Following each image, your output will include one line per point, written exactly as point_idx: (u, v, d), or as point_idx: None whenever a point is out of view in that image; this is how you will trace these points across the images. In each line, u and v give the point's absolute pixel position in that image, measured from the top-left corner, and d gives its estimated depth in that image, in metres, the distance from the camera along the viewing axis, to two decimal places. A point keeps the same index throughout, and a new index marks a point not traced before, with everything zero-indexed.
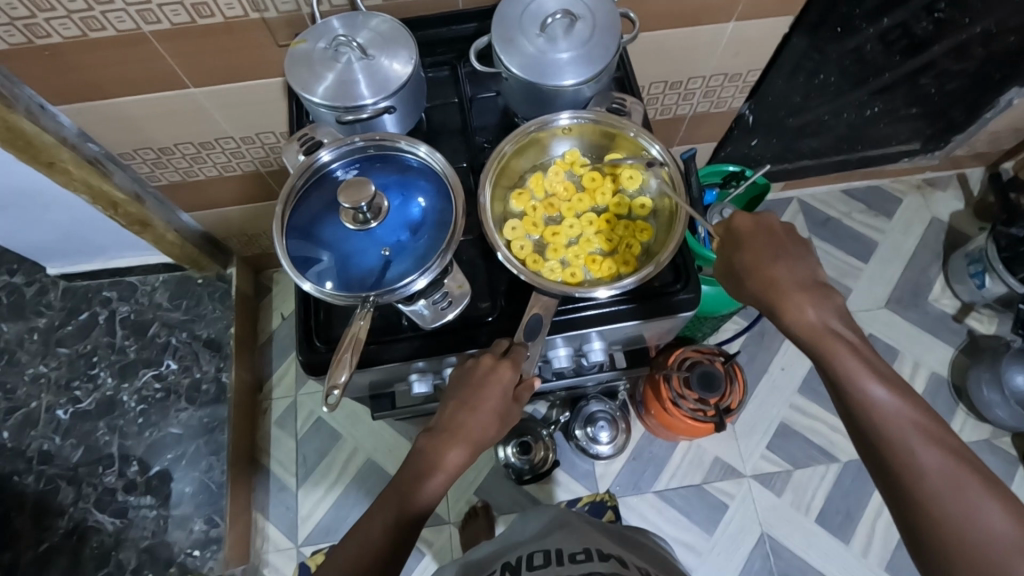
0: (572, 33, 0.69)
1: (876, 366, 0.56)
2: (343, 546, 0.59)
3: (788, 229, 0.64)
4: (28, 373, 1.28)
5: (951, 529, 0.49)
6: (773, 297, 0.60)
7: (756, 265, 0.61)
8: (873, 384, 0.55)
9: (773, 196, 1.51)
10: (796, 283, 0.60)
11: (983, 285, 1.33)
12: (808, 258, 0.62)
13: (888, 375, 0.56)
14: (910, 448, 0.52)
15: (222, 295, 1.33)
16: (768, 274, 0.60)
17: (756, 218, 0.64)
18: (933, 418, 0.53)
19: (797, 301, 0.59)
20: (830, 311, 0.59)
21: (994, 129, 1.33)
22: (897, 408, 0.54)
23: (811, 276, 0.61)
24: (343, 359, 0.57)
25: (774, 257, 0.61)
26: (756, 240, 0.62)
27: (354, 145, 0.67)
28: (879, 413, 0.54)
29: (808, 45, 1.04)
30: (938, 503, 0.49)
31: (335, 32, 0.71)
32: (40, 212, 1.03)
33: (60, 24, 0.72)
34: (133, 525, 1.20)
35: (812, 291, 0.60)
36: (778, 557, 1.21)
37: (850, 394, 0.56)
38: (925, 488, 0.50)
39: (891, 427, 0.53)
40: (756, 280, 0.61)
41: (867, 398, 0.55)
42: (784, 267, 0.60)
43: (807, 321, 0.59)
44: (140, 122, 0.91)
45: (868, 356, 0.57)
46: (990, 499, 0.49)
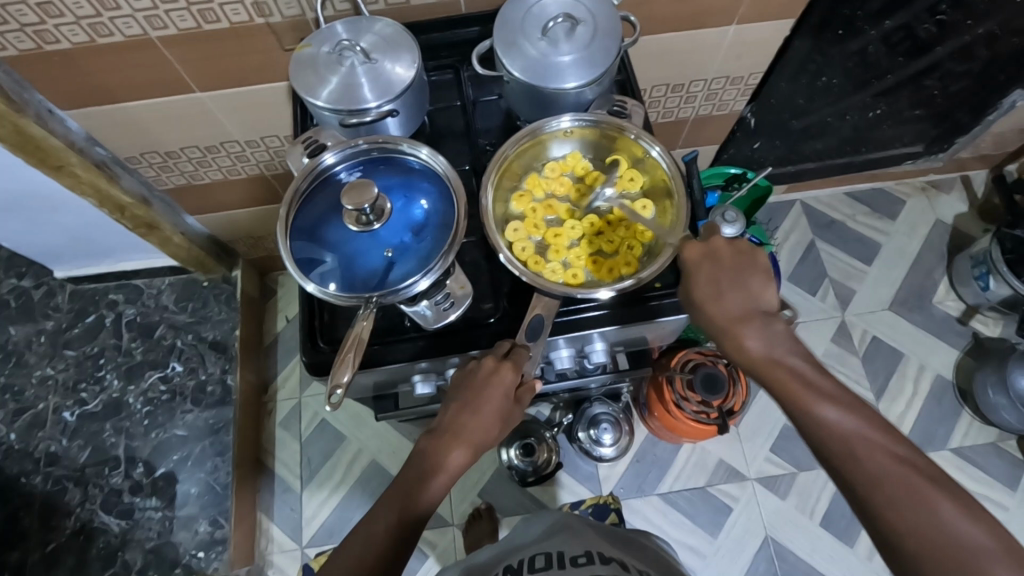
0: (573, 36, 0.69)
1: (823, 388, 0.57)
2: (345, 547, 0.59)
3: (735, 251, 0.64)
4: (35, 375, 1.29)
5: (916, 537, 0.48)
6: (720, 333, 0.62)
7: (701, 299, 0.63)
8: (821, 404, 0.56)
9: (776, 199, 1.51)
10: (737, 315, 0.61)
11: (987, 287, 1.32)
12: (753, 285, 0.63)
13: (835, 394, 0.56)
14: (864, 462, 0.52)
15: (228, 297, 1.34)
16: (711, 313, 0.62)
17: (705, 246, 0.64)
18: (883, 429, 0.53)
19: (737, 335, 0.61)
20: (772, 339, 0.61)
21: (998, 130, 1.32)
22: (850, 425, 0.54)
23: (753, 305, 0.62)
24: (346, 359, 0.58)
25: (720, 289, 0.62)
26: (702, 271, 0.63)
27: (357, 147, 0.68)
28: (832, 432, 0.54)
29: (810, 47, 1.04)
30: (899, 514, 0.49)
31: (339, 36, 0.72)
32: (48, 215, 1.04)
33: (69, 29, 0.73)
34: (138, 526, 1.21)
35: (754, 322, 0.61)
36: (783, 560, 1.21)
37: (803, 417, 0.56)
38: (884, 500, 0.50)
39: (843, 445, 0.53)
40: (701, 316, 0.63)
41: (818, 418, 0.55)
42: (727, 300, 0.62)
43: (750, 352, 0.60)
44: (147, 126, 0.92)
45: (814, 378, 0.58)
46: (947, 501, 0.48)
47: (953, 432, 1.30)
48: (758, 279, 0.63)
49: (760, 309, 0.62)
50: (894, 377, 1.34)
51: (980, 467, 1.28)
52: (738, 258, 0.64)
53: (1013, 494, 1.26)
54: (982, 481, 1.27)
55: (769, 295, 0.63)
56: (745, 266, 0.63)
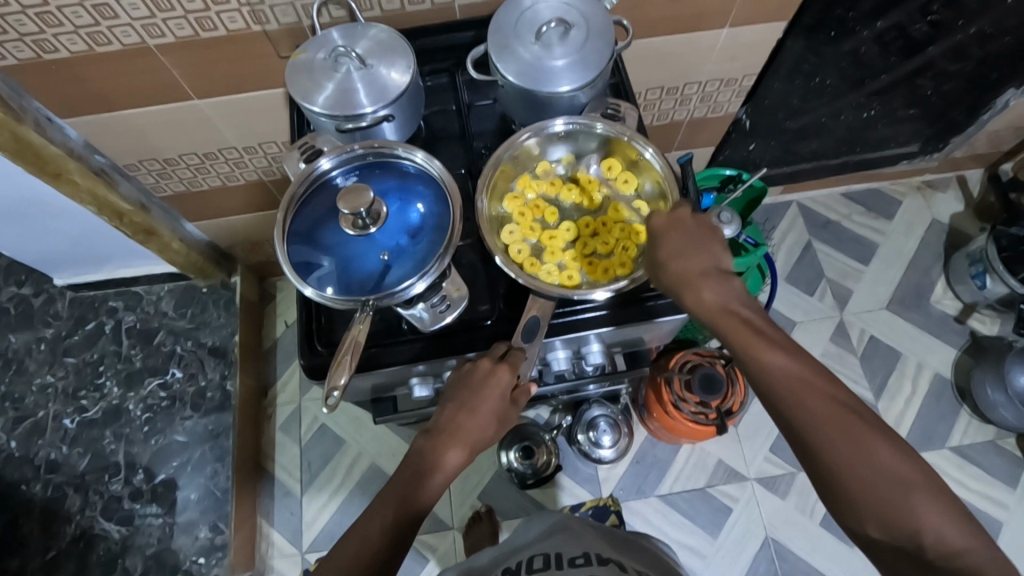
0: (566, 40, 0.70)
1: (772, 337, 0.56)
2: (341, 547, 0.59)
3: (698, 221, 0.62)
4: (35, 383, 1.29)
5: (854, 478, 0.49)
6: (681, 288, 0.60)
7: (665, 257, 0.61)
8: (768, 351, 0.54)
9: (772, 200, 1.52)
10: (697, 271, 0.59)
11: (984, 285, 1.33)
12: (713, 249, 0.61)
13: (781, 341, 0.55)
14: (806, 406, 0.51)
15: (227, 303, 1.35)
16: (675, 271, 0.60)
17: (670, 213, 0.63)
18: (824, 373, 0.53)
19: (697, 291, 0.59)
20: (728, 292, 0.59)
21: (992, 129, 1.33)
22: (792, 369, 0.53)
23: (713, 265, 0.60)
24: (343, 362, 0.58)
25: (682, 250, 0.60)
26: (670, 238, 0.61)
27: (353, 152, 0.69)
28: (775, 377, 0.53)
29: (803, 48, 1.05)
30: (839, 456, 0.49)
31: (335, 42, 0.72)
32: (48, 223, 1.05)
33: (67, 38, 0.74)
34: (139, 532, 1.21)
35: (713, 279, 0.59)
36: (784, 560, 1.21)
37: (751, 363, 0.55)
38: (825, 443, 0.50)
39: (787, 390, 0.53)
40: (665, 278, 0.61)
41: (764, 364, 0.54)
42: (686, 255, 0.60)
43: (706, 304, 0.58)
44: (145, 134, 0.92)
45: (765, 328, 0.57)
46: (882, 442, 0.49)
47: (951, 430, 1.30)
48: (715, 241, 0.61)
49: (717, 266, 0.60)
50: (892, 376, 1.35)
51: (980, 466, 1.28)
52: (699, 225, 0.62)
53: (1012, 492, 1.26)
54: (982, 479, 1.27)
55: (723, 256, 0.61)
56: (703, 232, 0.62)
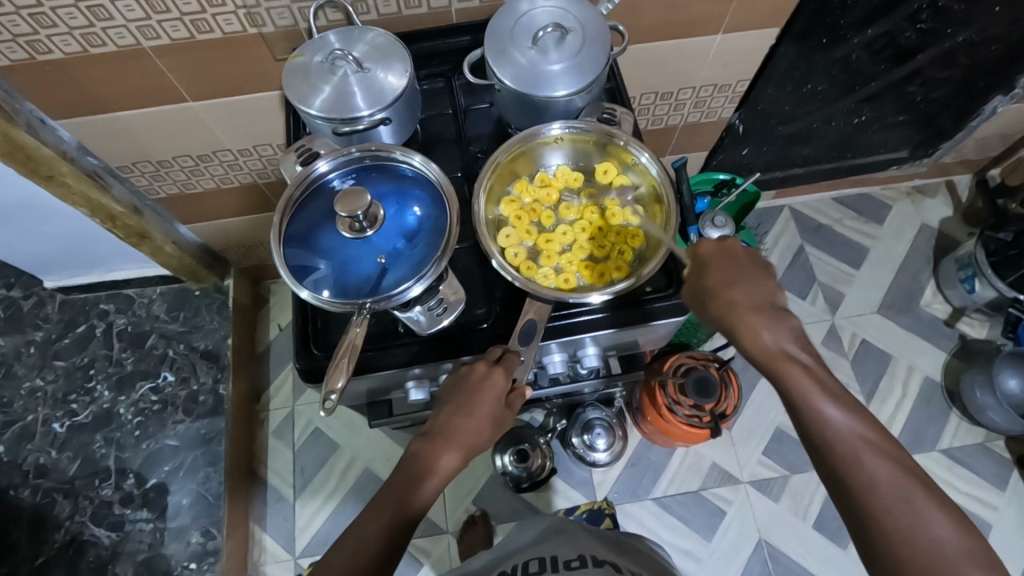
0: (563, 45, 0.70)
1: (828, 386, 0.57)
2: (336, 550, 0.58)
3: (749, 254, 0.64)
4: (24, 387, 1.28)
5: (906, 543, 0.49)
6: (731, 318, 0.60)
7: (716, 285, 0.62)
8: (824, 403, 0.56)
9: (765, 205, 1.53)
10: (752, 305, 0.60)
11: (972, 289, 1.34)
12: (766, 283, 0.62)
13: (838, 393, 0.57)
14: (862, 463, 0.52)
15: (220, 305, 1.34)
16: (727, 297, 0.61)
17: (720, 243, 0.64)
18: (883, 434, 0.54)
19: (751, 323, 0.60)
20: (786, 333, 0.59)
21: (980, 135, 1.35)
22: (849, 426, 0.54)
23: (769, 300, 0.61)
24: (340, 365, 0.58)
25: (734, 280, 0.62)
26: (715, 266, 0.63)
27: (350, 155, 0.68)
28: (832, 431, 0.55)
29: (796, 55, 1.06)
30: (892, 517, 0.50)
31: (332, 46, 0.72)
32: (39, 225, 1.04)
33: (61, 40, 0.74)
34: (129, 538, 1.20)
35: (768, 313, 0.60)
36: (777, 563, 1.22)
37: (804, 413, 0.56)
38: (876, 503, 0.51)
39: (843, 445, 0.54)
40: (716, 302, 0.61)
41: (820, 416, 0.55)
42: (741, 289, 0.61)
43: (763, 343, 0.59)
44: (139, 135, 0.92)
45: (822, 376, 0.58)
46: (938, 510, 0.50)
47: (941, 433, 1.32)
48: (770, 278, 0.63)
49: (773, 304, 0.61)
50: (884, 380, 1.36)
51: (969, 468, 1.29)
52: (751, 258, 0.64)
53: (1002, 493, 1.27)
54: (972, 481, 1.28)
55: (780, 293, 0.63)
56: (756, 265, 0.63)
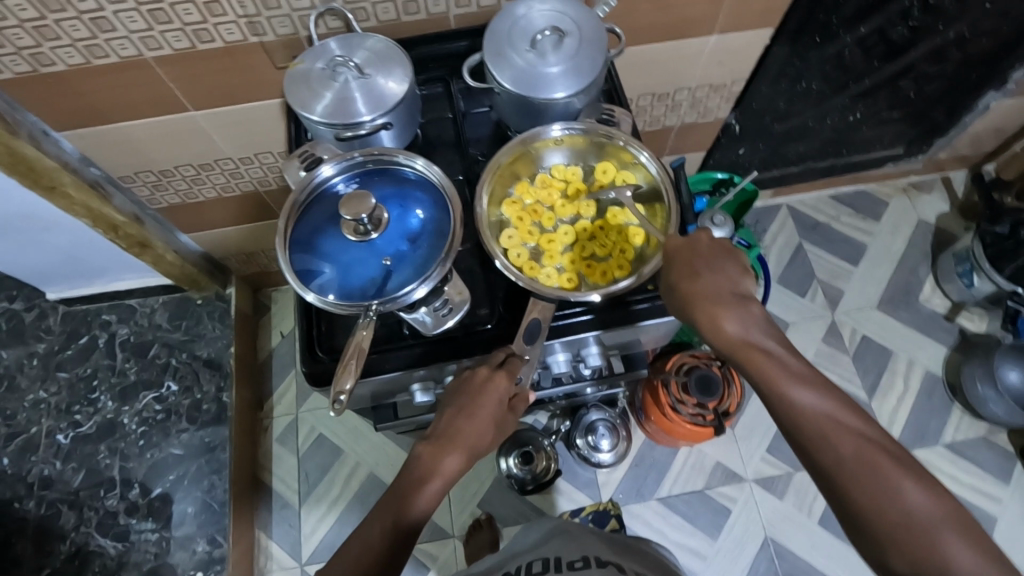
0: (560, 48, 0.71)
1: (794, 370, 0.57)
2: (342, 552, 0.59)
3: (713, 241, 0.64)
4: (28, 398, 1.28)
5: (883, 519, 0.49)
6: (695, 311, 0.60)
7: (675, 280, 0.62)
8: (793, 388, 0.56)
9: (762, 203, 1.54)
10: (714, 297, 0.60)
11: (971, 283, 1.35)
12: (731, 273, 0.62)
13: (804, 374, 0.56)
14: (833, 443, 0.52)
15: (222, 314, 1.34)
16: (690, 289, 0.60)
17: (687, 237, 0.64)
18: (853, 411, 0.54)
19: (716, 316, 0.60)
20: (749, 322, 0.60)
21: (974, 130, 1.36)
22: (817, 406, 0.54)
23: (731, 289, 0.61)
24: (348, 367, 0.58)
25: (699, 271, 0.61)
26: (679, 257, 0.62)
27: (353, 159, 0.69)
28: (801, 414, 0.55)
29: (789, 54, 1.07)
30: (867, 493, 0.50)
31: (333, 53, 0.73)
32: (42, 236, 1.04)
33: (64, 51, 0.74)
34: (134, 548, 1.19)
35: (732, 305, 0.60)
36: (783, 560, 1.22)
37: (773, 399, 0.56)
38: (850, 482, 0.51)
39: (813, 427, 0.54)
40: (678, 296, 0.62)
41: (788, 400, 0.55)
42: (705, 280, 0.61)
43: (727, 334, 0.60)
44: (142, 145, 0.92)
45: (789, 362, 0.58)
46: (913, 482, 0.49)
47: (943, 427, 1.32)
48: (734, 266, 0.63)
49: (737, 293, 0.61)
50: (885, 375, 1.36)
51: (972, 462, 1.30)
52: (714, 248, 0.63)
53: (1006, 486, 1.27)
54: (975, 474, 1.28)
55: (746, 282, 0.63)
56: (721, 253, 0.63)
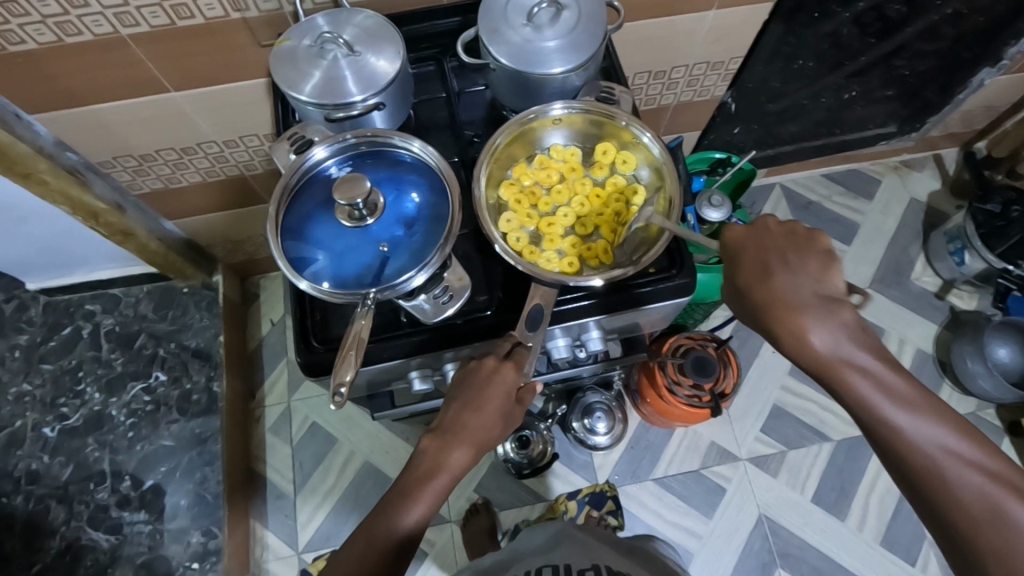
0: (557, 22, 0.69)
1: (892, 388, 0.51)
2: (348, 546, 0.60)
3: (786, 231, 0.58)
4: (11, 392, 1.24)
5: (1004, 565, 0.44)
6: (771, 316, 0.55)
7: (747, 281, 0.57)
8: (893, 409, 0.50)
9: (755, 183, 1.53)
10: (794, 302, 0.55)
11: (962, 261, 1.36)
12: (813, 270, 0.56)
13: (905, 394, 0.51)
14: (946, 477, 0.48)
15: (210, 302, 1.32)
16: (763, 292, 0.56)
17: (750, 225, 0.59)
18: (968, 438, 0.48)
19: (797, 326, 0.54)
20: (838, 333, 0.53)
21: (967, 107, 1.35)
22: (922, 432, 0.49)
23: (816, 292, 0.55)
24: (348, 358, 0.56)
25: (773, 270, 0.56)
26: (747, 253, 0.58)
27: (345, 142, 0.66)
28: (903, 439, 0.49)
29: (786, 31, 1.05)
30: (985, 533, 0.45)
31: (320, 29, 0.70)
32: (19, 225, 1.01)
33: (34, 29, 0.71)
34: (127, 541, 1.17)
35: (816, 311, 0.54)
36: (778, 538, 1.23)
37: (872, 424, 0.51)
38: (969, 523, 0.46)
39: (920, 456, 0.49)
40: (755, 300, 0.56)
41: (889, 426, 0.50)
42: (785, 282, 0.55)
43: (813, 349, 0.54)
44: (122, 128, 0.89)
45: (889, 383, 0.51)
46: None
47: None
48: (815, 260, 0.56)
49: (827, 297, 0.55)
50: None
51: None
52: (789, 240, 0.58)
53: None
54: None
55: (834, 279, 0.56)
56: (796, 247, 0.57)
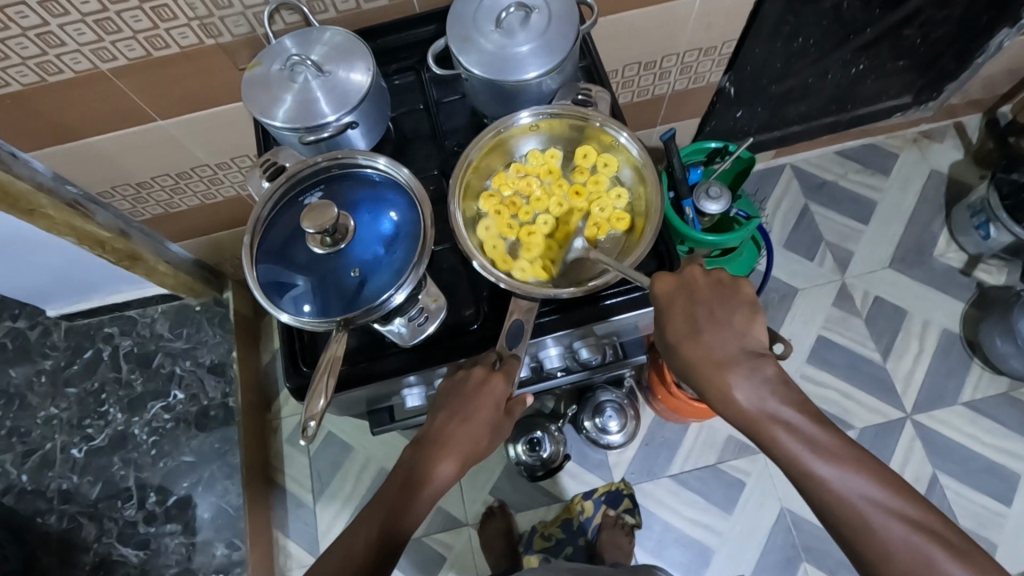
0: (528, 25, 0.67)
1: (816, 440, 0.53)
2: (330, 554, 0.61)
3: (712, 281, 0.59)
4: (39, 416, 1.28)
5: None
6: (699, 376, 0.56)
7: (673, 337, 0.58)
8: (819, 463, 0.52)
9: (765, 165, 1.48)
10: (722, 360, 0.56)
11: (988, 235, 1.29)
12: (736, 322, 0.57)
13: (827, 444, 0.52)
14: (874, 531, 0.49)
15: (221, 319, 1.34)
16: (689, 349, 0.57)
17: (678, 278, 0.59)
18: (888, 487, 0.50)
19: (723, 385, 0.55)
20: (762, 388, 0.55)
21: (987, 72, 1.29)
22: (846, 484, 0.51)
23: (739, 347, 0.56)
24: (320, 385, 0.56)
25: (697, 325, 0.57)
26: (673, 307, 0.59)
27: (316, 166, 0.66)
28: (831, 494, 0.51)
29: (783, 9, 1.01)
30: None
31: (290, 51, 0.70)
32: (30, 258, 1.04)
33: (17, 71, 0.72)
34: (157, 555, 1.21)
35: (740, 367, 0.55)
36: (801, 530, 1.20)
37: (802, 481, 0.52)
38: None
39: (848, 511, 0.50)
40: (683, 359, 0.57)
41: (818, 482, 0.51)
42: (710, 338, 0.56)
43: (739, 406, 0.55)
44: (114, 158, 0.90)
45: (812, 433, 0.53)
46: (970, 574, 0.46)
47: (962, 386, 1.28)
48: (740, 311, 0.58)
49: (749, 350, 0.56)
50: (900, 336, 1.32)
51: (993, 419, 1.26)
52: (714, 290, 0.58)
53: None
54: (996, 432, 1.25)
55: (755, 331, 0.57)
56: (723, 298, 0.58)
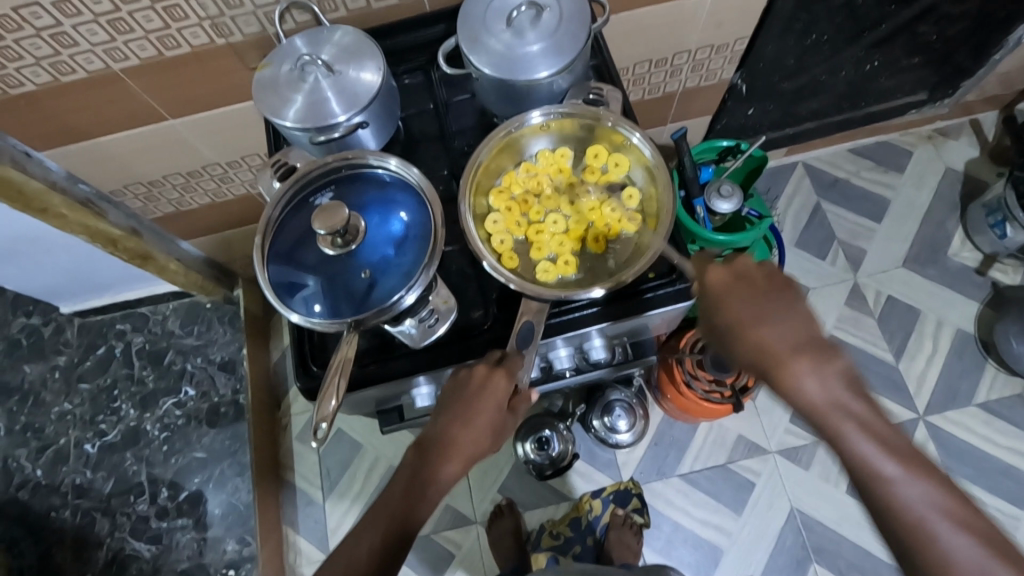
0: (539, 24, 0.66)
1: (886, 441, 0.52)
2: (333, 561, 0.60)
3: (769, 275, 0.60)
4: (53, 412, 1.29)
5: None
6: (764, 363, 0.56)
7: (742, 325, 0.58)
8: (885, 463, 0.51)
9: (777, 163, 1.46)
10: (789, 351, 0.56)
11: (1004, 235, 1.28)
12: (806, 317, 0.57)
13: (892, 445, 0.52)
14: (933, 533, 0.49)
15: (232, 317, 1.35)
16: (756, 338, 0.57)
17: (734, 270, 0.60)
18: (952, 496, 0.50)
19: (790, 373, 0.55)
20: (831, 381, 0.55)
21: (1004, 68, 1.27)
22: (914, 488, 0.50)
23: (809, 340, 0.56)
24: (332, 385, 0.56)
25: (766, 316, 0.57)
26: (738, 295, 0.59)
27: (326, 166, 0.66)
28: (896, 495, 0.50)
29: (796, 6, 1.00)
30: None
31: (300, 51, 0.70)
32: (44, 257, 1.04)
33: (30, 71, 0.72)
34: (168, 550, 1.23)
35: (809, 360, 0.55)
36: (811, 532, 1.19)
37: (863, 476, 0.52)
38: None
39: (910, 514, 0.49)
40: (747, 347, 0.57)
41: (881, 480, 0.51)
42: (774, 327, 0.56)
43: (806, 397, 0.55)
44: (126, 158, 0.91)
45: (880, 433, 0.53)
46: None
47: (977, 387, 1.27)
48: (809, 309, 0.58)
49: (818, 346, 0.56)
50: (913, 336, 1.31)
51: (1007, 420, 1.25)
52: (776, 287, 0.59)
53: None
54: (1010, 434, 1.23)
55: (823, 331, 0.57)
56: (788, 295, 0.59)
